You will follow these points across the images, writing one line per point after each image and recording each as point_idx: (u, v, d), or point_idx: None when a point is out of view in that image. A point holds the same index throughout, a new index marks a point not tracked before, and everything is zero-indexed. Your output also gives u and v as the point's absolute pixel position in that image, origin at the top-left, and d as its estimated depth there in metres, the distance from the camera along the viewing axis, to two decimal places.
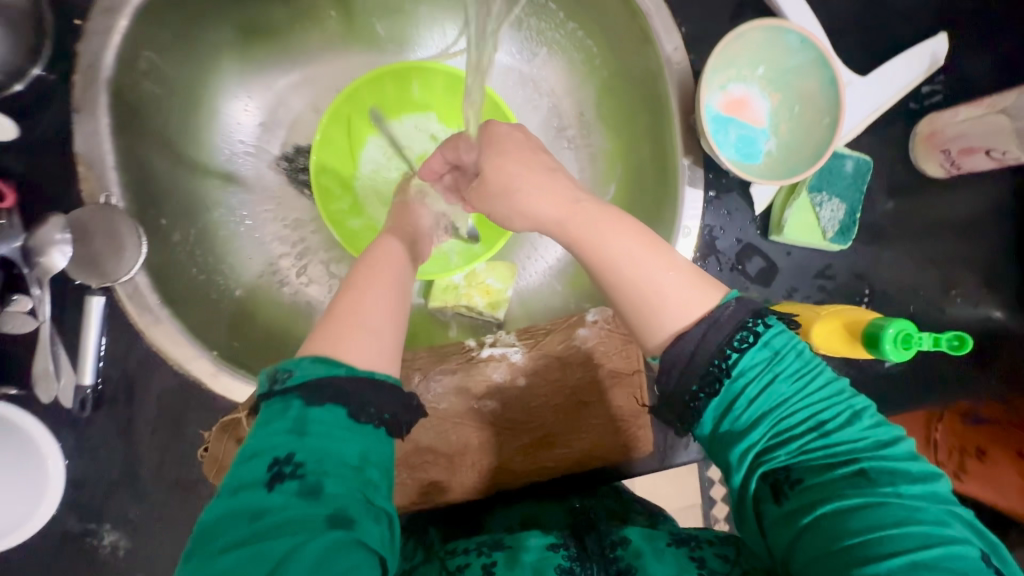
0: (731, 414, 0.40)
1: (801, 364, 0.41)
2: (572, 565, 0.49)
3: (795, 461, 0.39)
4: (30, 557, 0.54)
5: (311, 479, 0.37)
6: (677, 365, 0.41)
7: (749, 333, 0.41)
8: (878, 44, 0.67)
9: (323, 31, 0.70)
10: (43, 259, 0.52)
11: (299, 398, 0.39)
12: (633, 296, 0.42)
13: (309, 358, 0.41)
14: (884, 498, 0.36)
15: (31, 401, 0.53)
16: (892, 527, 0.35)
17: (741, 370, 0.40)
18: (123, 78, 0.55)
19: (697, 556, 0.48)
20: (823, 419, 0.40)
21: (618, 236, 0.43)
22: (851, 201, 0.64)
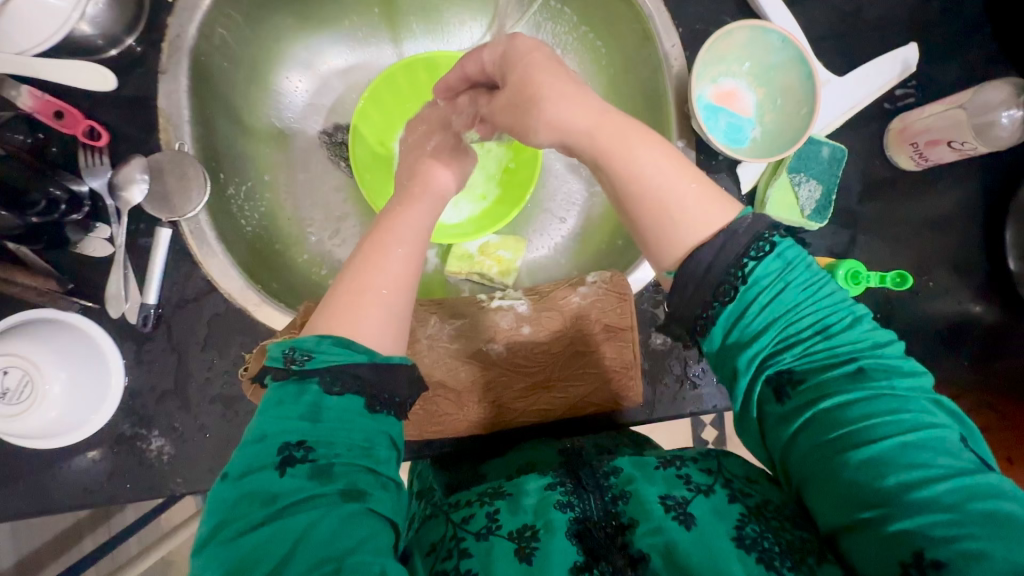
0: (743, 323, 0.48)
1: (808, 277, 0.49)
2: (570, 501, 0.55)
3: (799, 363, 0.48)
4: (88, 455, 0.62)
5: (321, 463, 0.42)
6: (693, 278, 0.49)
7: (765, 245, 0.48)
8: (855, 50, 0.76)
9: (365, 24, 0.80)
10: (124, 194, 0.61)
11: (314, 380, 0.45)
12: (656, 203, 0.51)
13: (328, 340, 0.46)
14: (875, 390, 0.46)
15: (101, 316, 0.62)
16: (881, 411, 0.45)
17: (755, 282, 0.48)
18: (200, 48, 0.65)
19: (683, 474, 0.55)
20: (826, 325, 0.49)
21: (646, 151, 0.52)
22: (828, 183, 0.71)
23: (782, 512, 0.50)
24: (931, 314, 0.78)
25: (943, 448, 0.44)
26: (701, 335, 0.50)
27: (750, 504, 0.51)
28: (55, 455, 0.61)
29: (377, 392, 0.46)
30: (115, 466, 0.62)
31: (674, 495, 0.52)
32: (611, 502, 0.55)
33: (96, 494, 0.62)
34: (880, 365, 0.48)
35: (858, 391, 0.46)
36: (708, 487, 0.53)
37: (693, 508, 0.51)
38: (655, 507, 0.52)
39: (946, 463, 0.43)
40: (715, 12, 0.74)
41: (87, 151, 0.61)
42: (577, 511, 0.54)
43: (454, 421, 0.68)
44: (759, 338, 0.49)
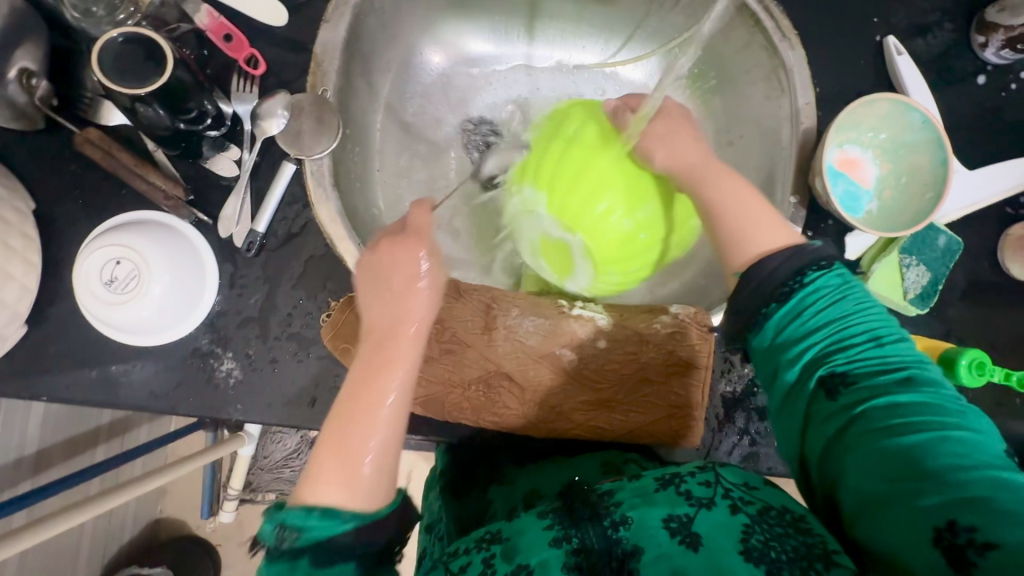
0: (797, 321, 0.50)
1: (861, 295, 0.51)
2: (567, 534, 0.52)
3: (848, 365, 0.48)
4: (164, 361, 0.63)
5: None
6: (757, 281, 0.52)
7: (823, 264, 0.52)
8: (987, 147, 0.75)
9: (507, 20, 0.82)
10: (263, 123, 0.63)
11: (308, 556, 0.45)
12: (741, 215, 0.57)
13: (317, 512, 0.46)
14: (923, 396, 0.45)
15: (209, 232, 0.64)
16: (929, 410, 0.44)
17: (812, 291, 0.50)
18: (362, 6, 0.68)
19: (683, 490, 0.52)
20: (880, 335, 0.49)
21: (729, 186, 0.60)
22: (937, 272, 0.69)
23: (785, 517, 0.49)
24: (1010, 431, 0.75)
25: (987, 448, 0.42)
26: (750, 331, 0.53)
27: (752, 513, 0.50)
28: (134, 353, 0.63)
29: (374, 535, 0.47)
30: (184, 379, 0.63)
31: (678, 516, 0.50)
32: (611, 528, 0.51)
33: (160, 401, 0.63)
34: (930, 377, 0.47)
35: (908, 387, 0.46)
36: (709, 500, 0.51)
37: (698, 528, 0.49)
38: (661, 533, 0.49)
39: (993, 460, 0.41)
40: (854, 80, 0.74)
41: (241, 77, 0.63)
42: (575, 541, 0.51)
43: (510, 416, 0.67)
44: (807, 339, 0.50)
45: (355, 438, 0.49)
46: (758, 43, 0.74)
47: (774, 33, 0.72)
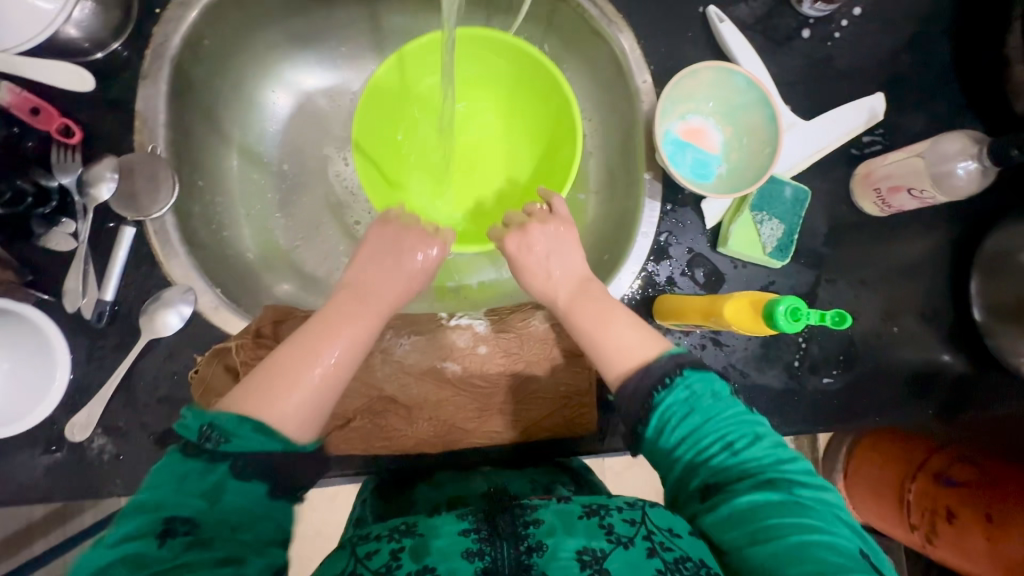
0: (664, 434, 0.53)
1: (716, 402, 0.54)
2: (481, 548, 0.51)
3: (711, 476, 0.52)
4: (28, 449, 0.61)
5: (203, 534, 0.43)
6: (628, 402, 0.55)
7: (672, 381, 0.54)
8: (822, 96, 0.78)
9: (352, 46, 0.82)
10: (92, 191, 0.62)
11: (226, 463, 0.45)
12: (617, 352, 0.58)
13: (251, 424, 0.47)
14: (775, 498, 0.49)
15: (56, 309, 0.62)
16: (782, 516, 0.48)
17: (662, 415, 0.53)
18: (183, 56, 0.67)
19: (606, 524, 0.52)
20: (732, 441, 0.52)
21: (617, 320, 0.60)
22: (790, 223, 0.72)
23: (703, 569, 0.48)
24: (896, 360, 0.78)
25: (836, 550, 0.46)
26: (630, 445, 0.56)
27: (668, 559, 0.49)
28: None
29: (290, 467, 0.48)
30: (52, 464, 0.61)
31: (591, 549, 0.50)
32: (525, 553, 0.51)
33: (31, 490, 0.61)
34: (784, 477, 0.50)
35: (760, 494, 0.49)
36: (629, 539, 0.51)
37: (609, 565, 0.49)
38: (571, 565, 0.49)
39: (839, 561, 0.45)
40: (685, 52, 0.76)
41: (60, 148, 0.62)
42: (487, 560, 0.50)
43: (402, 438, 0.67)
44: (672, 454, 0.53)
45: (297, 364, 0.52)
46: (590, 30, 0.76)
47: (600, 19, 0.74)
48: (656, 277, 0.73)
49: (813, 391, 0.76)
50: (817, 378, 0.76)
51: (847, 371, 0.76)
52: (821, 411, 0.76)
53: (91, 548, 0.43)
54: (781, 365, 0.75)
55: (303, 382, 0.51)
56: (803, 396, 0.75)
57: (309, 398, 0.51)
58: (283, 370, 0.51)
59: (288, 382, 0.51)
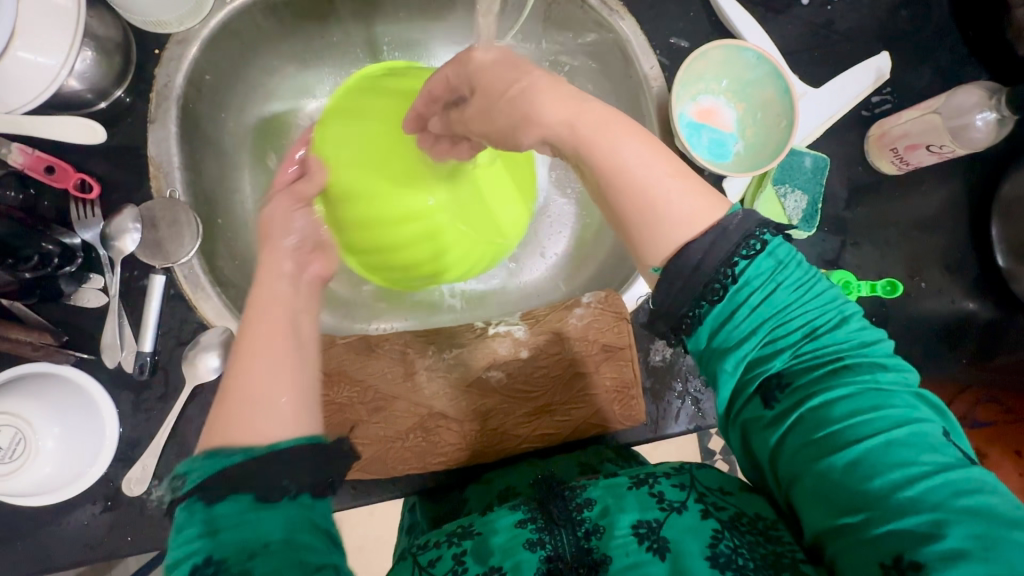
0: (732, 323, 0.45)
1: (800, 276, 0.47)
2: (541, 537, 0.52)
3: (788, 365, 0.46)
4: (88, 509, 0.60)
5: (224, 571, 0.37)
6: (682, 275, 0.45)
7: (757, 243, 0.45)
8: (827, 62, 0.78)
9: (351, 63, 0.81)
10: (117, 244, 0.61)
11: (199, 500, 0.39)
12: (643, 191, 0.46)
13: (204, 454, 0.41)
14: (859, 388, 0.43)
15: (97, 365, 0.62)
16: (868, 407, 0.43)
17: (748, 288, 0.45)
18: (188, 95, 0.66)
19: (656, 492, 0.52)
20: (816, 324, 0.46)
21: (632, 139, 0.48)
22: (813, 193, 0.73)
23: (755, 525, 0.49)
24: (927, 314, 0.78)
25: (930, 444, 0.42)
26: (686, 335, 0.47)
27: (723, 518, 0.50)
28: (55, 511, 0.60)
29: (279, 463, 0.41)
30: (114, 521, 0.60)
31: (646, 521, 0.50)
32: (584, 536, 0.51)
33: (97, 550, 0.60)
34: (868, 363, 0.45)
35: (846, 382, 0.44)
36: (681, 504, 0.51)
37: (666, 532, 0.49)
38: (629, 540, 0.50)
39: (932, 458, 0.41)
40: (688, 32, 0.76)
41: (79, 204, 0.61)
42: (548, 548, 0.51)
43: (455, 451, 0.67)
44: (745, 341, 0.46)
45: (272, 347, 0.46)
46: (591, 21, 0.75)
47: (601, 9, 0.73)
48: None
49: None
50: None
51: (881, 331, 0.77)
52: None
53: None
54: None
55: (282, 363, 0.45)
56: None
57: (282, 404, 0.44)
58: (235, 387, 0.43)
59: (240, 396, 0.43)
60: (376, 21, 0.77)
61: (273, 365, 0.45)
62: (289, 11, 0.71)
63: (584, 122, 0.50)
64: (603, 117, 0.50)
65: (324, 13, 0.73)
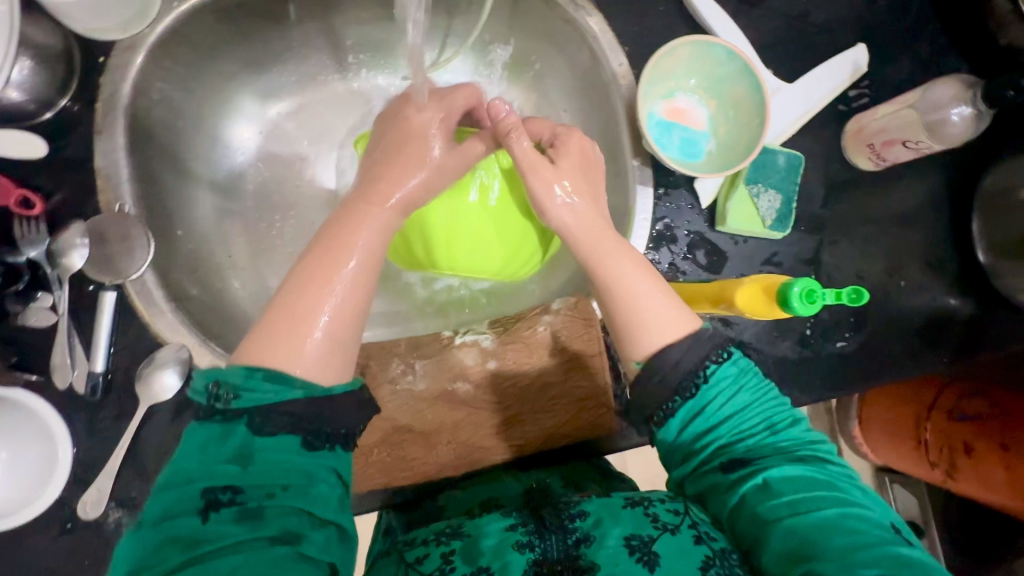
0: (702, 415, 0.49)
1: (757, 382, 0.51)
2: (531, 540, 0.50)
3: (748, 453, 0.49)
4: (42, 534, 0.59)
5: (249, 506, 0.41)
6: (660, 372, 0.49)
7: (723, 354, 0.50)
8: (803, 55, 0.75)
9: (313, 66, 0.79)
10: (64, 261, 0.59)
11: (244, 420, 0.43)
12: (629, 303, 0.53)
13: (260, 374, 0.44)
14: (812, 474, 0.47)
15: (48, 387, 0.60)
16: (821, 491, 0.46)
17: (715, 389, 0.49)
18: (137, 104, 0.63)
19: (651, 511, 0.51)
20: (773, 423, 0.50)
21: (624, 259, 0.55)
22: (787, 192, 0.70)
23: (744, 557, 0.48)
24: (909, 313, 0.76)
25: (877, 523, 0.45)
26: (657, 425, 0.50)
27: (715, 547, 0.49)
28: (11, 536, 0.59)
29: (325, 412, 0.44)
30: (72, 546, 0.59)
31: (639, 535, 0.49)
32: (573, 544, 0.50)
33: None
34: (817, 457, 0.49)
35: (797, 469, 0.47)
36: (676, 525, 0.50)
37: (658, 550, 0.48)
38: (620, 550, 0.48)
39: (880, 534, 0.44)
40: (658, 27, 0.73)
41: (23, 221, 0.59)
42: (536, 552, 0.49)
43: (423, 465, 0.65)
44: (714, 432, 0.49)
45: (310, 299, 0.48)
46: (557, 17, 0.72)
47: (567, 4, 0.71)
48: (659, 266, 0.71)
49: (833, 358, 0.75)
50: (831, 343, 0.74)
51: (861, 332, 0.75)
52: (841, 376, 0.75)
53: (132, 536, 0.42)
54: (794, 336, 0.74)
55: (311, 318, 0.47)
56: (821, 364, 0.74)
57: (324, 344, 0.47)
58: (296, 313, 0.47)
59: (301, 324, 0.47)
60: (337, 21, 0.75)
61: (313, 309, 0.48)
62: (243, 13, 0.68)
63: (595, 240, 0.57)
64: (607, 241, 0.57)
65: (281, 14, 0.71)
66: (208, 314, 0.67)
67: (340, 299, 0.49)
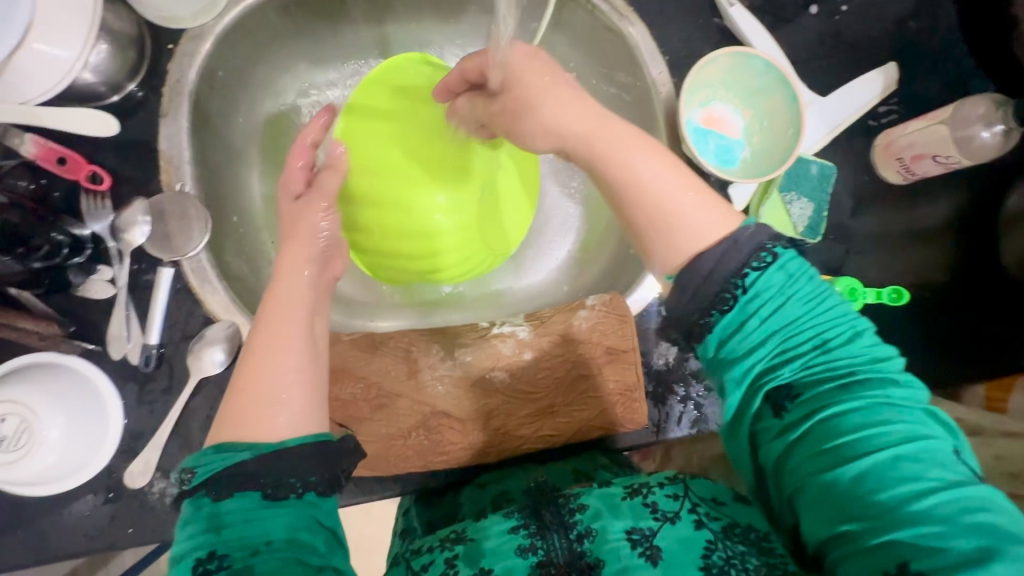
0: (743, 331, 0.46)
1: (811, 290, 0.47)
2: (533, 543, 0.52)
3: (800, 374, 0.46)
4: (90, 501, 0.60)
5: (233, 565, 0.41)
6: (693, 283, 0.46)
7: (767, 256, 0.46)
8: (835, 71, 0.78)
9: (361, 62, 0.82)
10: (126, 236, 0.62)
11: (205, 492, 0.44)
12: (655, 208, 0.49)
13: (211, 449, 0.46)
14: (866, 398, 0.44)
15: (103, 357, 0.62)
16: (873, 421, 0.43)
17: (748, 308, 0.46)
18: (200, 90, 0.66)
19: (650, 502, 0.53)
20: (824, 338, 0.47)
21: (643, 151, 0.51)
22: (819, 200, 0.73)
23: (749, 537, 0.50)
24: (935, 325, 0.78)
25: (935, 459, 0.42)
26: (696, 342, 0.48)
27: (716, 529, 0.50)
28: (57, 500, 0.60)
29: (279, 465, 0.45)
30: (117, 513, 0.60)
31: (640, 528, 0.51)
32: (577, 540, 0.52)
33: (98, 540, 0.60)
34: (876, 379, 0.45)
35: (853, 397, 0.44)
36: (675, 514, 0.52)
37: (659, 542, 0.50)
38: (621, 545, 0.50)
39: (933, 469, 0.42)
40: (697, 39, 0.76)
41: (89, 196, 0.62)
42: (541, 553, 0.51)
43: (458, 451, 0.67)
44: (757, 352, 0.46)
45: (271, 360, 0.50)
46: (601, 26, 0.75)
47: (612, 14, 0.74)
48: None
49: None
50: None
51: (885, 339, 0.77)
52: None
53: None
54: None
55: (287, 372, 0.50)
56: None
57: (300, 380, 0.50)
58: (255, 387, 0.49)
59: (264, 389, 0.48)
60: (388, 22, 0.78)
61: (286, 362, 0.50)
62: (302, 9, 0.71)
63: (602, 134, 0.53)
64: (619, 129, 0.53)
65: (336, 12, 0.74)
66: (256, 295, 0.69)
67: (298, 350, 0.52)
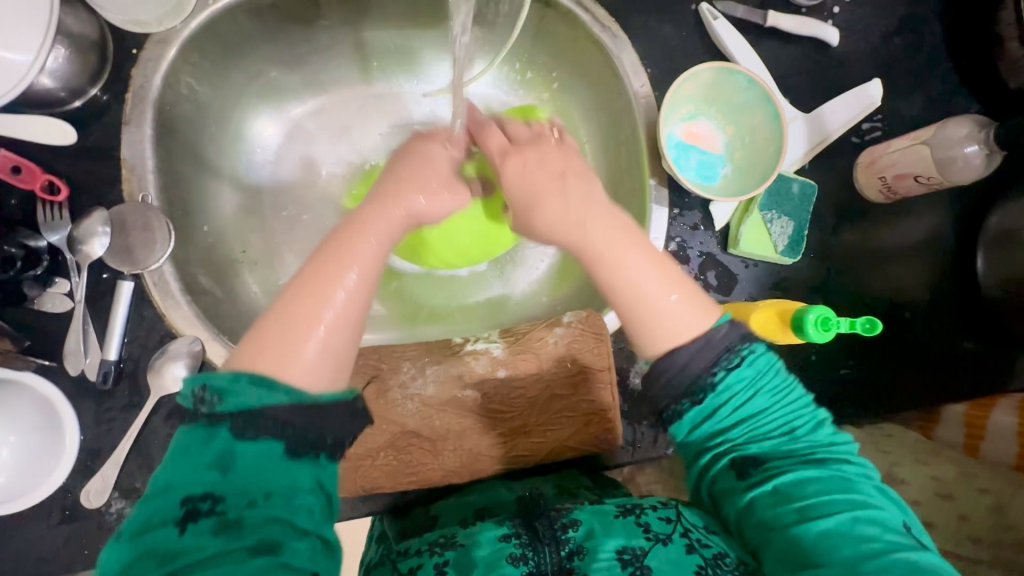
0: (716, 413, 0.48)
1: (782, 381, 0.50)
2: (524, 554, 0.50)
3: (766, 451, 0.48)
4: (44, 522, 0.58)
5: (229, 515, 0.39)
6: (670, 373, 0.48)
7: (737, 356, 0.48)
8: (819, 87, 0.77)
9: (337, 67, 0.80)
10: (84, 248, 0.60)
11: (226, 424, 0.41)
12: (639, 303, 0.50)
13: (246, 376, 0.42)
14: (826, 475, 0.47)
15: (59, 373, 0.60)
16: (832, 494, 0.46)
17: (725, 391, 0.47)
18: (166, 96, 0.64)
19: (643, 522, 0.52)
20: (792, 426, 0.49)
21: (636, 254, 0.52)
22: (800, 219, 0.72)
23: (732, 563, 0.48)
24: (916, 345, 0.77)
25: (887, 533, 0.44)
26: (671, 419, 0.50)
27: (707, 555, 0.49)
28: (10, 521, 0.58)
29: (306, 417, 0.43)
30: (72, 534, 0.58)
31: (631, 547, 0.49)
32: (567, 557, 0.50)
33: (52, 563, 0.58)
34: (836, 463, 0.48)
35: (814, 471, 0.47)
36: (667, 535, 0.50)
37: (649, 562, 0.48)
38: (612, 564, 0.48)
39: (887, 540, 0.44)
40: (679, 51, 0.75)
41: (47, 206, 0.60)
42: (530, 565, 0.49)
43: (429, 470, 0.66)
44: (727, 430, 0.48)
45: (320, 289, 0.47)
46: (582, 37, 0.74)
47: (594, 25, 0.72)
48: None
49: (837, 384, 0.76)
50: (834, 370, 0.76)
51: (865, 359, 0.76)
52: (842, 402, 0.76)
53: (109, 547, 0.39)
54: (798, 361, 0.75)
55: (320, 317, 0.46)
56: (823, 388, 0.75)
57: (320, 351, 0.46)
58: (302, 315, 0.46)
59: (300, 324, 0.46)
60: (364, 28, 0.76)
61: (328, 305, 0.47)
62: (275, 13, 0.69)
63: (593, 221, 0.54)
64: (608, 222, 0.53)
65: (311, 17, 0.72)
66: (224, 308, 0.67)
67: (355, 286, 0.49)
